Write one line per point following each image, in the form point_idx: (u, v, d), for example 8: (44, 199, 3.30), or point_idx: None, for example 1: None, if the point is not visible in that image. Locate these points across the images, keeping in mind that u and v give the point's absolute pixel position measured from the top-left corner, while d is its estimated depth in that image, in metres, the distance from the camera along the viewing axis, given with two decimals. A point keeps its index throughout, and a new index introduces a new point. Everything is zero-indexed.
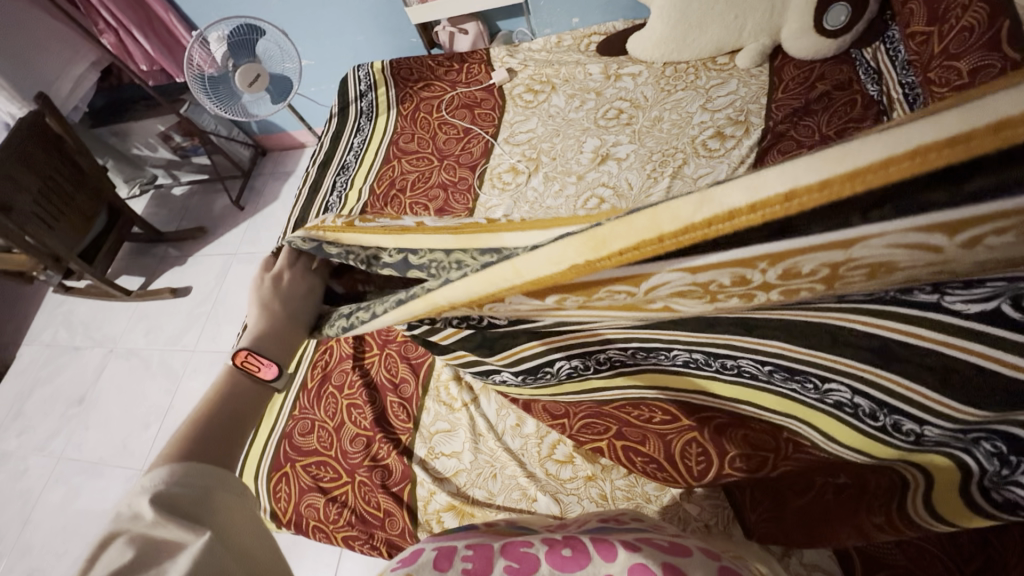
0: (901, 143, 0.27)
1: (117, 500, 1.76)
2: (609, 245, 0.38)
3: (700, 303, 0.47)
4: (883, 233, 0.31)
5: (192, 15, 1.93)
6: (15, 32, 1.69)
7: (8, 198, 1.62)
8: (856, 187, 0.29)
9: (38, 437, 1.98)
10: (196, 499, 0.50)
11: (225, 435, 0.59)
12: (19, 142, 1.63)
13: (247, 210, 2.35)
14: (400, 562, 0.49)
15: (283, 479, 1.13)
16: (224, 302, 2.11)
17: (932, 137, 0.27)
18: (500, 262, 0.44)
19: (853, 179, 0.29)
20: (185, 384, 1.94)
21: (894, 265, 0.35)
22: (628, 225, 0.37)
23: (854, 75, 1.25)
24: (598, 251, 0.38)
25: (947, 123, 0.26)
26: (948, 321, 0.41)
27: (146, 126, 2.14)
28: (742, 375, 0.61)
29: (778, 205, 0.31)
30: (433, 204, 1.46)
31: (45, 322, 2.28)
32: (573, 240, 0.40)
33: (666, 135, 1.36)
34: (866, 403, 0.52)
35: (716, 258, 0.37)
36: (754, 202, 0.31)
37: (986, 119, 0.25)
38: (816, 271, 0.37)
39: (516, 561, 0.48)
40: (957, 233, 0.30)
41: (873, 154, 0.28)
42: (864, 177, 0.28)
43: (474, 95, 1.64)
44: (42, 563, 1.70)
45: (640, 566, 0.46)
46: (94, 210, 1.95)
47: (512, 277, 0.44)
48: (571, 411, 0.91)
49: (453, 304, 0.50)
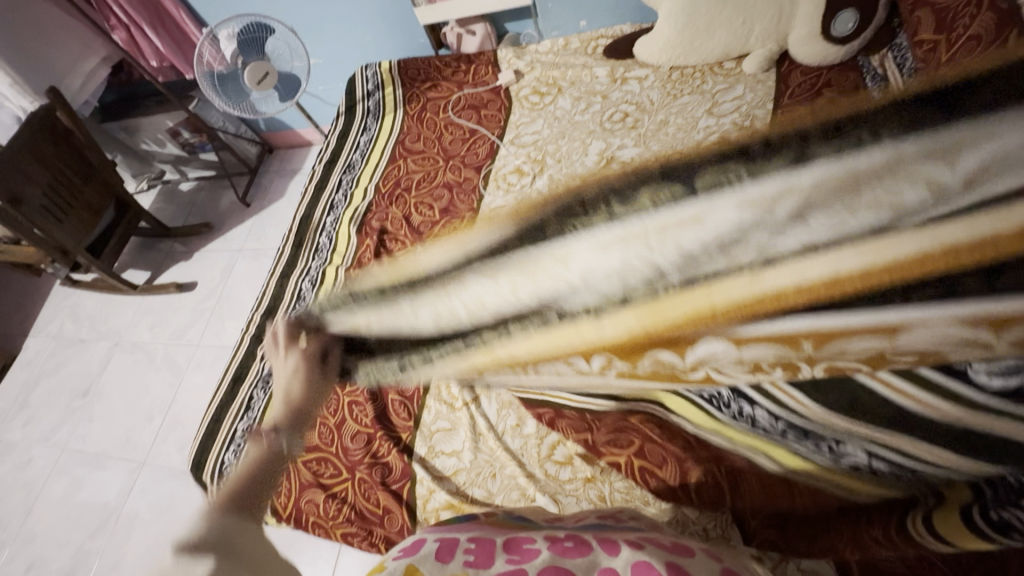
0: (933, 240, 0.36)
1: (119, 493, 1.77)
2: (666, 312, 0.46)
3: (741, 375, 0.54)
4: (924, 322, 0.41)
5: (203, 13, 1.95)
6: (28, 28, 1.71)
7: (18, 190, 1.64)
8: (918, 268, 0.37)
9: (42, 428, 1.99)
10: (218, 545, 0.48)
11: (253, 494, 0.57)
12: (31, 136, 1.65)
13: (253, 207, 2.37)
14: (403, 552, 0.50)
15: (283, 475, 1.14)
16: (229, 297, 2.13)
17: (964, 235, 0.36)
18: (561, 324, 0.51)
19: (891, 270, 0.38)
20: (188, 378, 1.95)
21: (937, 354, 0.45)
22: (685, 299, 0.44)
23: (861, 82, 1.25)
24: (657, 318, 0.46)
25: (975, 228, 0.36)
26: (974, 396, 0.47)
27: (155, 121, 2.16)
28: (755, 426, 0.70)
29: (846, 280, 0.39)
30: (438, 204, 1.47)
31: (52, 314, 2.30)
32: (634, 310, 0.47)
33: (671, 139, 1.37)
34: (882, 466, 0.60)
35: (770, 332, 0.45)
36: (826, 277, 0.39)
37: (1011, 226, 0.34)
38: (861, 353, 0.46)
39: (518, 554, 0.48)
40: (1000, 331, 0.41)
41: (912, 248, 0.37)
42: (906, 267, 0.37)
43: (481, 96, 1.65)
44: (44, 554, 1.71)
45: (643, 566, 0.46)
46: (102, 204, 1.97)
47: (571, 335, 0.51)
48: (596, 424, 0.98)
49: (512, 357, 0.57)
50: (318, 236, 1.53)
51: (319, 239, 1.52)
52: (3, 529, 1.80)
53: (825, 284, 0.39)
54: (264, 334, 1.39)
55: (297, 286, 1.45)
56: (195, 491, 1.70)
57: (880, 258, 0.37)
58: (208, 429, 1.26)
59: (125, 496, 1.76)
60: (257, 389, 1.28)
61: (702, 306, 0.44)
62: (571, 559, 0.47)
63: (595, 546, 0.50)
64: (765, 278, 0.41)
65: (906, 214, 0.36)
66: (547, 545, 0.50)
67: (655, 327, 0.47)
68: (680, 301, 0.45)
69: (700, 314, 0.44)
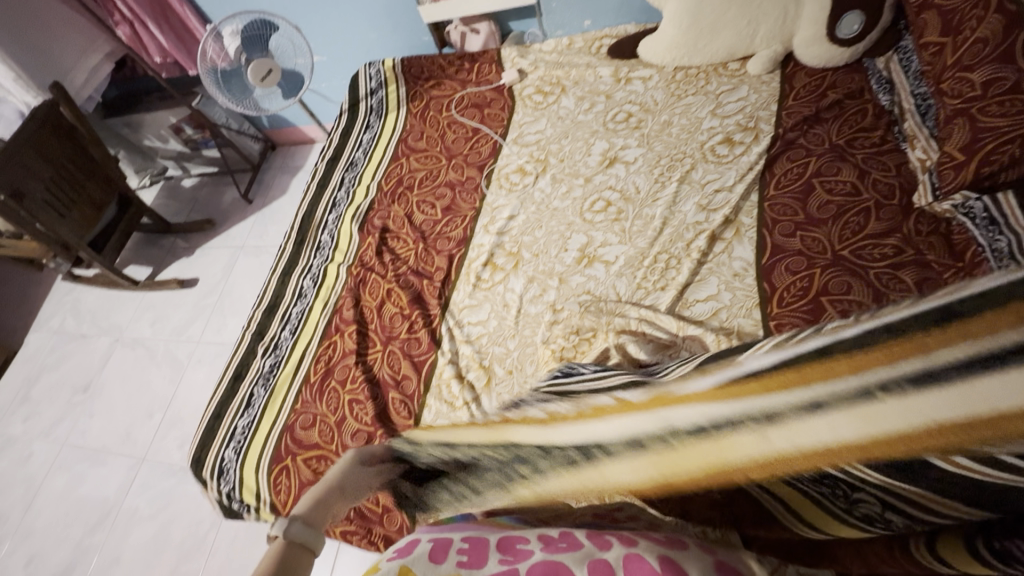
0: (916, 416, 0.38)
1: (119, 488, 1.77)
2: (680, 466, 0.51)
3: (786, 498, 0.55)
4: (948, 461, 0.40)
5: (206, 9, 1.95)
6: (32, 22, 1.71)
7: (20, 185, 1.64)
8: (889, 446, 0.39)
9: (43, 423, 1.99)
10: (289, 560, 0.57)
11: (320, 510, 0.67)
12: (34, 130, 1.65)
13: (255, 203, 2.37)
14: (396, 553, 0.49)
15: (283, 472, 1.13)
16: (230, 294, 2.13)
17: (954, 411, 0.37)
18: (585, 461, 0.58)
19: (885, 443, 0.40)
20: (190, 374, 1.96)
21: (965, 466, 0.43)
22: (694, 454, 0.49)
23: (867, 84, 1.27)
24: (667, 468, 0.51)
25: (953, 401, 0.37)
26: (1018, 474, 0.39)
27: (158, 117, 2.16)
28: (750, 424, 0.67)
29: (825, 453, 0.42)
30: (440, 202, 1.47)
31: (53, 309, 2.30)
32: (641, 458, 0.53)
33: (675, 140, 1.37)
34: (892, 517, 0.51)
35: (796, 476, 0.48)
36: (804, 450, 0.43)
37: (985, 405, 0.36)
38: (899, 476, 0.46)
39: (512, 554, 0.48)
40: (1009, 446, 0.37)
41: (897, 423, 0.39)
42: (893, 442, 0.39)
43: (484, 95, 1.65)
44: (44, 549, 1.72)
45: (634, 558, 0.47)
46: (105, 200, 1.96)
47: (602, 476, 0.57)
48: None
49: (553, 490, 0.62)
50: (321, 233, 1.53)
51: (321, 237, 1.52)
52: (3, 523, 1.80)
53: (825, 453, 0.42)
54: (265, 330, 1.39)
55: (299, 284, 1.45)
56: (195, 487, 1.71)
57: (870, 435, 0.40)
58: (207, 426, 1.26)
59: (125, 492, 1.76)
60: (258, 385, 1.28)
61: (713, 465, 0.48)
62: (563, 554, 0.47)
63: (586, 539, 0.51)
64: (767, 440, 0.45)
65: (915, 409, 0.38)
66: (540, 545, 0.49)
67: (669, 474, 0.52)
68: (693, 451, 0.49)
69: (713, 466, 0.48)
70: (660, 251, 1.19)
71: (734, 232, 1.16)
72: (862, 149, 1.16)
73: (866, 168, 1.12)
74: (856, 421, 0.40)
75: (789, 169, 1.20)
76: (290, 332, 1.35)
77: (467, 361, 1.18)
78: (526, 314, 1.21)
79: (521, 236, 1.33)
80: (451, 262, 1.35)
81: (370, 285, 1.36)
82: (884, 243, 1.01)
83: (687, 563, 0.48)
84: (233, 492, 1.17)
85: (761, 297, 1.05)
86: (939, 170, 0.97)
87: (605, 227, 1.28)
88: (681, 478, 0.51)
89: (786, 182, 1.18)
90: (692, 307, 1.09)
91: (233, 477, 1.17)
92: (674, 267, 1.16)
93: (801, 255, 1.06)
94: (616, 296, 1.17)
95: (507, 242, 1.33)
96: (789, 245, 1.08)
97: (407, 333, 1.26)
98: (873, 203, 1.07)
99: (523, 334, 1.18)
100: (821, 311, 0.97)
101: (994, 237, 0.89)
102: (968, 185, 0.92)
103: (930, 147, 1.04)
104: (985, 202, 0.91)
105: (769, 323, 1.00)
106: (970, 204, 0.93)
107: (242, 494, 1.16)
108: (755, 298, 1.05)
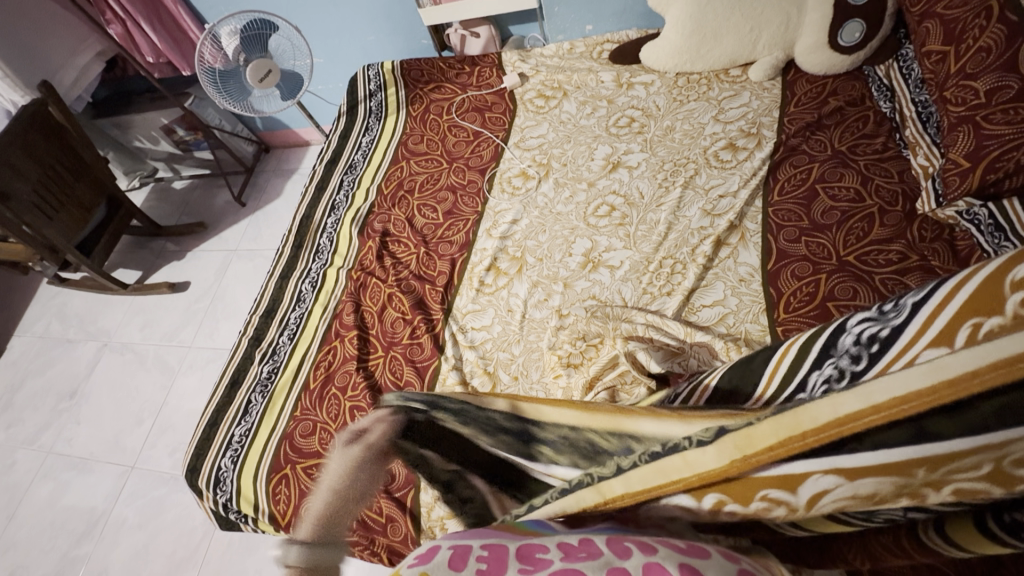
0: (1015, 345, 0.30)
1: (107, 497, 1.72)
2: (755, 443, 0.36)
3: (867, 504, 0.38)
4: None
5: (202, 10, 1.92)
6: (21, 19, 1.67)
7: (7, 186, 1.59)
8: (979, 384, 0.31)
9: (27, 430, 1.93)
10: None
11: None
12: (20, 130, 1.60)
13: (248, 206, 2.33)
14: (415, 559, 0.46)
15: (283, 481, 1.11)
16: (222, 298, 2.09)
17: None
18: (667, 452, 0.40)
19: (975, 377, 0.31)
20: (181, 380, 1.91)
21: None
22: (772, 423, 0.35)
23: (867, 92, 1.28)
24: (745, 450, 0.36)
25: None
26: None
27: (149, 118, 2.12)
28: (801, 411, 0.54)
29: (895, 407, 0.32)
30: (441, 206, 1.45)
31: (39, 313, 2.25)
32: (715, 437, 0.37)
33: (677, 145, 1.37)
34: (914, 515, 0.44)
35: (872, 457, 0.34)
36: (874, 405, 0.32)
37: None
38: (981, 464, 0.34)
39: (531, 564, 0.45)
40: None
41: (966, 363, 0.31)
42: (984, 376, 0.31)
43: (485, 99, 1.64)
44: (27, 561, 1.66)
45: (655, 566, 0.44)
46: (93, 201, 1.92)
47: (679, 470, 0.39)
48: None
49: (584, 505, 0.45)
50: (320, 237, 1.51)
51: (320, 240, 1.50)
52: None
53: (926, 396, 0.31)
54: (262, 336, 1.36)
55: (297, 288, 1.42)
56: (187, 496, 1.66)
57: (939, 381, 0.31)
58: (202, 434, 1.22)
59: (113, 502, 1.71)
60: (256, 392, 1.25)
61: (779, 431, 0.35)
62: (582, 562, 0.45)
63: (604, 545, 0.48)
64: (841, 403, 0.34)
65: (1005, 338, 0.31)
66: (560, 554, 0.46)
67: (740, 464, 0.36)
68: (766, 420, 0.36)
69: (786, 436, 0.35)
70: (665, 256, 1.19)
71: (739, 237, 1.16)
72: (864, 155, 1.17)
73: (869, 174, 1.13)
74: (919, 369, 0.32)
75: (793, 175, 1.20)
76: (288, 337, 1.33)
77: (471, 367, 1.16)
78: (531, 319, 1.20)
79: (525, 240, 1.32)
80: (453, 267, 1.33)
81: (371, 289, 1.34)
82: (889, 248, 1.02)
83: (708, 571, 0.44)
84: (230, 502, 1.14)
85: (768, 302, 1.04)
86: (944, 175, 0.98)
87: (609, 231, 1.27)
88: (755, 456, 0.35)
89: (790, 188, 1.19)
90: (699, 313, 1.09)
91: (230, 487, 1.14)
92: (680, 272, 1.16)
93: (807, 259, 1.06)
94: (622, 301, 1.16)
95: (510, 246, 1.32)
96: (794, 250, 1.08)
97: (410, 338, 1.24)
98: (876, 209, 1.08)
99: (528, 339, 1.17)
100: (829, 315, 0.97)
101: (999, 243, 0.89)
102: (974, 191, 0.93)
103: (933, 153, 1.06)
104: (990, 208, 0.92)
105: (777, 329, 1.00)
106: (974, 211, 0.94)
107: (240, 505, 1.13)
108: (762, 303, 1.05)
